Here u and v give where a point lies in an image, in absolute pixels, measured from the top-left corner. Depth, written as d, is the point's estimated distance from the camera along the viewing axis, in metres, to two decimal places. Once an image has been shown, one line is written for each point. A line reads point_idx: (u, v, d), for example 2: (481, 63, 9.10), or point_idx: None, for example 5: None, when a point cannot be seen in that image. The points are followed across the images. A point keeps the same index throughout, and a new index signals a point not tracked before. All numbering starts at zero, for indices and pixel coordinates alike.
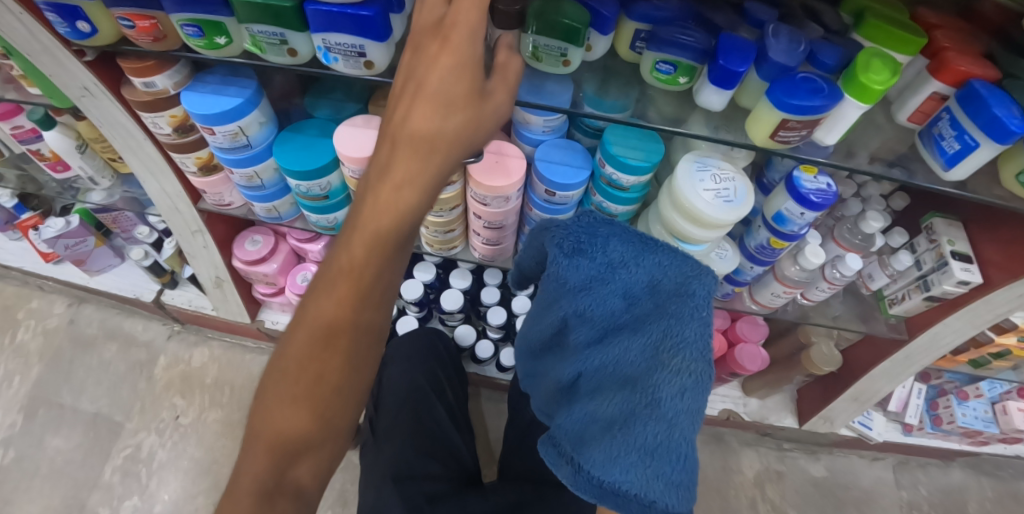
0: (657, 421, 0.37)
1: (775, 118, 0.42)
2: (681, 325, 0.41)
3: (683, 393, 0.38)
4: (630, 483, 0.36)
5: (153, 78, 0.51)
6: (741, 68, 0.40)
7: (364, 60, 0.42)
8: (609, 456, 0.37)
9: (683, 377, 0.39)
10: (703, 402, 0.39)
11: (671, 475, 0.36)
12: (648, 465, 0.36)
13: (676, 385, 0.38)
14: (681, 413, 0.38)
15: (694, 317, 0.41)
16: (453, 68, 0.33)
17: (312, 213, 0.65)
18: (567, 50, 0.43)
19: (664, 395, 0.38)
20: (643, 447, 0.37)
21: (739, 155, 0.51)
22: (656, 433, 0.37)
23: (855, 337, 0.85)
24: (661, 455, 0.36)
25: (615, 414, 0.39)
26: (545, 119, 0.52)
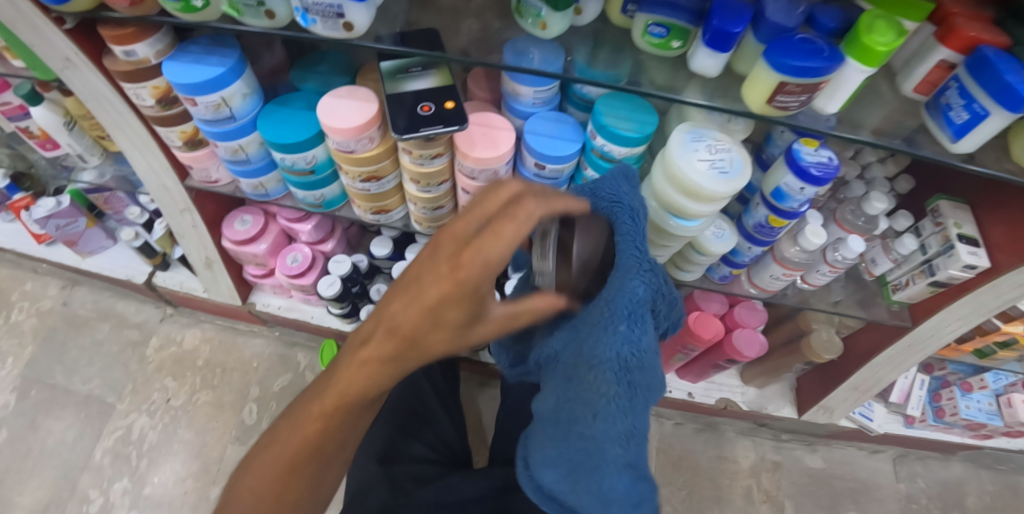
0: (584, 438, 0.36)
1: (772, 81, 0.40)
2: (604, 332, 0.36)
3: (600, 416, 0.35)
4: (566, 493, 0.39)
5: (134, 46, 0.49)
6: (737, 28, 0.38)
7: (344, 21, 0.40)
8: (546, 468, 0.39)
9: (598, 398, 0.35)
10: (631, 416, 0.35)
11: (602, 494, 0.36)
12: (580, 484, 0.37)
13: (600, 403, 0.35)
14: (609, 436, 0.35)
15: (630, 320, 0.37)
16: (452, 307, 0.31)
17: (299, 189, 0.63)
18: (544, 10, 0.41)
19: (586, 410, 0.36)
20: (570, 465, 0.37)
21: (738, 127, 0.50)
22: (580, 446, 0.36)
23: (856, 324, 0.83)
24: (594, 477, 0.36)
25: (550, 413, 0.39)
26: (536, 90, 0.50)
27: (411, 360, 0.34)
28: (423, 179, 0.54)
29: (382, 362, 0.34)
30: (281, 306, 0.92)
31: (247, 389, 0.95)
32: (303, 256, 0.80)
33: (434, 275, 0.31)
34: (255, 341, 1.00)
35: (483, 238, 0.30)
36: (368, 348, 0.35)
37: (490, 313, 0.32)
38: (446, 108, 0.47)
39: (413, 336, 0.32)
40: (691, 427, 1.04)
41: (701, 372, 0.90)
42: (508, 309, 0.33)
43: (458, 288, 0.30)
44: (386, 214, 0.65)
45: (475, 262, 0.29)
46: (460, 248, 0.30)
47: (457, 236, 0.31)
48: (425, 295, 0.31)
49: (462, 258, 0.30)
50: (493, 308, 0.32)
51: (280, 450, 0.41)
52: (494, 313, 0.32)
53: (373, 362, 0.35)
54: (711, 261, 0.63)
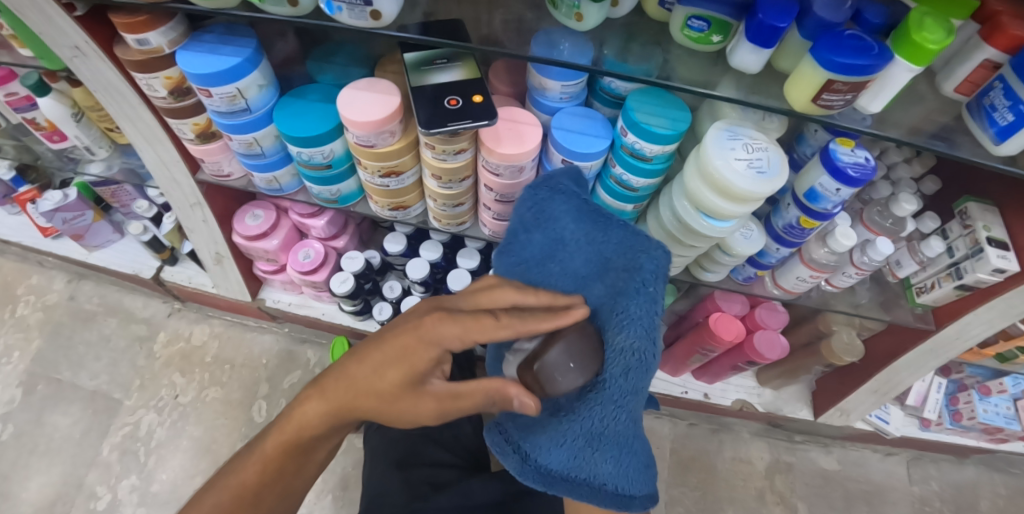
0: (600, 412, 0.44)
1: (818, 79, 0.38)
2: (626, 302, 0.43)
3: (626, 373, 0.43)
4: (574, 466, 0.44)
5: (147, 35, 0.47)
6: (782, 22, 0.36)
7: (371, 9, 0.38)
8: (560, 446, 0.45)
9: (627, 361, 0.42)
10: (645, 379, 0.44)
11: (614, 453, 0.44)
12: (591, 452, 0.44)
13: (615, 379, 0.43)
14: (625, 391, 0.43)
15: (641, 293, 0.44)
16: (400, 358, 0.38)
17: (314, 184, 0.62)
18: (580, 1, 0.39)
19: (605, 388, 0.43)
20: (588, 433, 0.44)
21: (773, 125, 0.48)
22: (598, 417, 0.44)
23: (877, 326, 0.82)
24: (599, 441, 0.44)
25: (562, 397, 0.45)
26: (564, 84, 0.48)
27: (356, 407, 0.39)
28: (445, 175, 0.53)
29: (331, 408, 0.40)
30: (292, 302, 0.90)
31: (256, 385, 0.94)
32: (315, 253, 0.78)
33: (391, 334, 0.39)
34: (264, 337, 0.99)
35: (440, 324, 0.37)
36: (323, 392, 0.41)
37: (430, 384, 0.38)
38: (473, 102, 0.45)
39: (366, 382, 0.39)
40: (705, 428, 1.02)
41: (719, 373, 0.88)
42: (444, 387, 0.38)
43: (405, 342, 0.38)
44: (404, 210, 0.63)
45: (426, 346, 0.38)
46: (419, 329, 0.38)
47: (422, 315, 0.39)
48: (383, 343, 0.39)
49: (422, 338, 0.38)
50: (433, 382, 0.38)
51: (223, 489, 0.43)
52: (433, 384, 0.38)
53: (325, 405, 0.40)
54: (737, 262, 0.62)
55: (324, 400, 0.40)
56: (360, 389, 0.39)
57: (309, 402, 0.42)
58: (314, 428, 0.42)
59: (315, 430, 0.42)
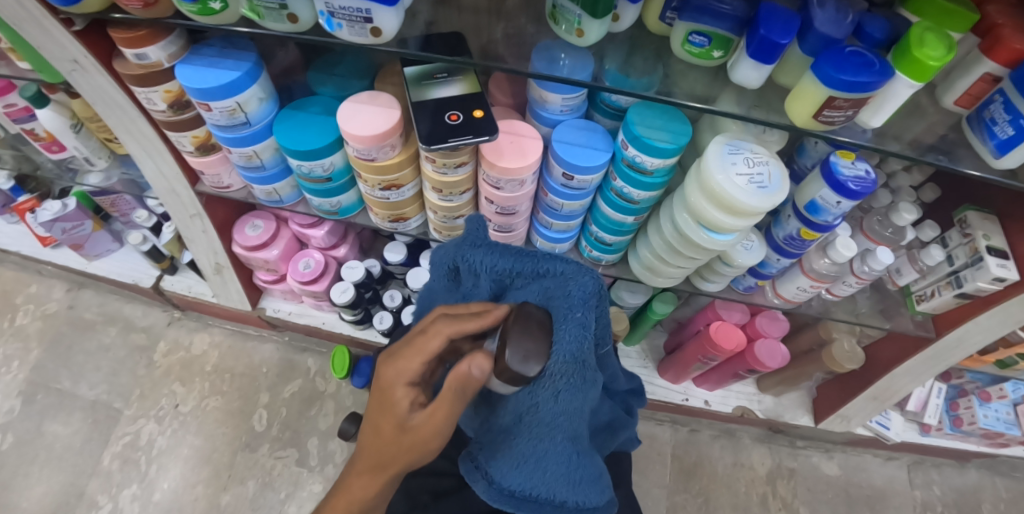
0: (542, 434, 0.42)
1: (820, 95, 0.38)
2: (561, 329, 0.38)
3: (558, 395, 0.40)
4: (534, 486, 0.43)
5: (146, 49, 0.47)
6: (784, 39, 0.36)
7: (371, 26, 0.38)
8: (516, 468, 0.43)
9: (561, 383, 0.39)
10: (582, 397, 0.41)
11: (567, 473, 0.43)
12: (548, 472, 0.43)
13: (550, 403, 0.40)
14: (558, 412, 0.41)
15: (572, 320, 0.39)
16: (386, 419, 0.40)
17: (314, 196, 0.61)
18: (582, 17, 0.39)
19: (541, 413, 0.41)
20: (537, 455, 0.43)
21: (773, 138, 0.48)
22: (542, 438, 0.42)
23: (878, 333, 0.82)
24: (550, 461, 0.43)
25: (511, 419, 0.43)
26: (565, 97, 0.48)
27: (383, 470, 0.41)
28: (445, 188, 0.53)
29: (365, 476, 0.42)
30: (292, 312, 0.90)
31: (257, 394, 0.94)
32: (315, 263, 0.79)
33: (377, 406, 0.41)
34: (264, 345, 0.98)
35: (397, 362, 0.40)
36: (356, 466, 0.43)
37: (416, 423, 0.39)
38: (474, 117, 0.45)
39: (376, 449, 0.41)
40: (707, 434, 1.02)
41: (720, 380, 0.88)
42: (432, 423, 0.38)
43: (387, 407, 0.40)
44: (404, 222, 0.63)
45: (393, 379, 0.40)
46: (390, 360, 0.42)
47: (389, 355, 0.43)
48: (376, 421, 0.41)
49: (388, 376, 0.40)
50: (418, 421, 0.39)
51: None
52: (419, 424, 0.38)
53: (363, 474, 0.42)
54: (737, 273, 0.62)
55: (363, 468, 0.42)
56: (374, 454, 0.41)
57: (352, 480, 0.43)
58: (363, 500, 0.42)
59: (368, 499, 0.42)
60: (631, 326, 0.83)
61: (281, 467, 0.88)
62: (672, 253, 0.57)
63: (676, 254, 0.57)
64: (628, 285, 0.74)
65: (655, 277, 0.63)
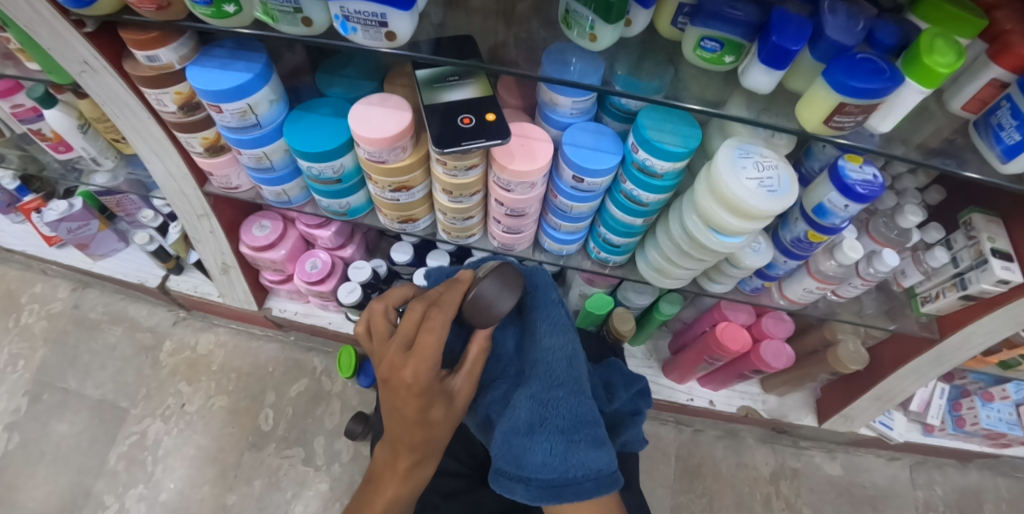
0: (565, 404, 0.48)
1: (831, 101, 0.39)
2: (544, 312, 0.53)
3: (568, 363, 0.50)
4: (569, 465, 0.44)
5: (157, 51, 0.47)
6: (796, 45, 0.36)
7: (386, 30, 0.38)
8: (551, 454, 0.45)
9: (566, 353, 0.51)
10: (582, 365, 0.52)
11: (591, 437, 0.47)
12: (577, 443, 0.46)
13: (562, 372, 0.49)
14: (571, 380, 0.50)
15: (550, 303, 0.53)
16: (419, 407, 0.43)
17: (323, 197, 0.62)
18: (594, 21, 0.39)
19: (559, 390, 0.48)
20: (565, 431, 0.46)
21: (782, 142, 0.49)
22: (563, 413, 0.47)
23: (882, 335, 0.82)
24: (578, 432, 0.47)
25: (530, 413, 0.47)
26: (575, 100, 0.49)
27: (431, 445, 0.45)
28: (456, 190, 0.53)
29: (416, 459, 0.45)
30: (297, 311, 0.91)
31: (262, 394, 0.94)
32: (322, 263, 0.79)
33: (401, 399, 0.43)
34: (270, 344, 0.99)
35: (414, 362, 0.42)
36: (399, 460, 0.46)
37: (456, 386, 0.45)
38: (486, 120, 0.45)
39: (420, 437, 0.44)
40: (711, 434, 1.03)
41: (725, 381, 0.88)
42: (468, 377, 0.46)
43: (419, 396, 0.42)
44: (412, 223, 0.63)
45: (417, 378, 0.41)
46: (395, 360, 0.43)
47: (392, 363, 0.43)
48: (407, 415, 0.43)
49: (407, 379, 0.42)
50: (457, 383, 0.45)
51: None
52: (459, 385, 0.45)
53: (412, 463, 0.45)
54: (745, 274, 0.62)
55: (403, 459, 0.45)
56: (416, 443, 0.45)
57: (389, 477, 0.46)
58: (404, 484, 0.46)
59: (407, 489, 0.46)
60: (637, 326, 0.84)
61: (287, 466, 0.89)
62: (679, 254, 0.57)
63: (684, 255, 0.57)
64: (634, 286, 0.74)
65: (663, 278, 0.63)
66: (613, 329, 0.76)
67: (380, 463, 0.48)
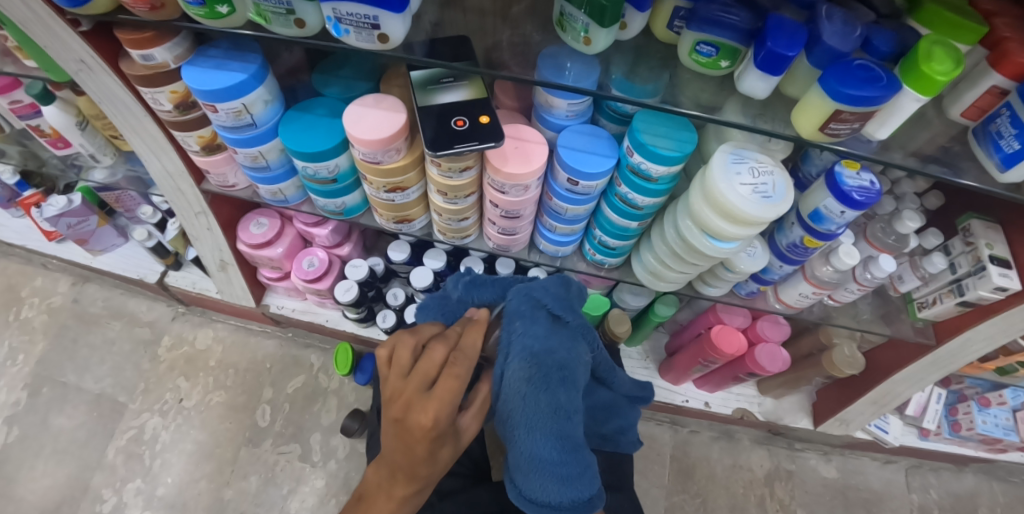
0: (526, 432, 0.43)
1: (826, 108, 0.39)
2: (522, 325, 0.46)
3: (528, 393, 0.43)
4: (534, 488, 0.43)
5: (152, 50, 0.47)
6: (791, 52, 0.36)
7: (379, 33, 0.38)
8: (521, 473, 0.44)
9: (530, 380, 0.43)
10: (561, 392, 0.44)
11: (561, 466, 0.43)
12: (541, 472, 0.43)
13: (519, 403, 0.43)
14: (534, 407, 0.43)
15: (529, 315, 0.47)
16: (428, 450, 0.41)
17: (319, 197, 0.61)
18: (589, 25, 0.39)
19: (523, 420, 0.43)
20: (529, 457, 0.43)
21: (778, 147, 0.49)
22: (525, 440, 0.43)
23: (879, 339, 0.82)
24: (547, 462, 0.43)
25: (505, 431, 0.45)
26: (570, 103, 0.48)
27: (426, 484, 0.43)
28: (450, 192, 0.52)
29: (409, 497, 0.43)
30: (296, 308, 0.91)
31: (260, 390, 0.95)
32: (319, 261, 0.79)
33: (413, 441, 0.41)
34: (268, 341, 0.99)
35: (432, 404, 0.40)
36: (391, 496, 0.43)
37: (463, 424, 0.46)
38: (480, 123, 0.45)
39: (420, 476, 0.42)
40: (706, 435, 1.03)
41: (721, 383, 0.88)
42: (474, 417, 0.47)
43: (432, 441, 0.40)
44: (408, 223, 0.63)
45: (435, 422, 0.40)
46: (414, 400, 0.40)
47: (409, 401, 0.41)
48: (415, 456, 0.41)
49: (426, 422, 0.40)
50: (465, 421, 0.46)
51: None
52: (466, 424, 0.46)
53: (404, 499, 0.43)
54: (740, 279, 0.61)
55: (404, 478, 0.43)
56: (416, 480, 0.43)
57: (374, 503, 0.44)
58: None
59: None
60: (633, 327, 0.83)
61: (284, 462, 0.89)
62: (674, 258, 0.57)
63: (678, 259, 0.57)
64: (630, 288, 0.74)
65: (657, 281, 0.63)
66: (609, 330, 0.76)
67: (368, 486, 0.46)
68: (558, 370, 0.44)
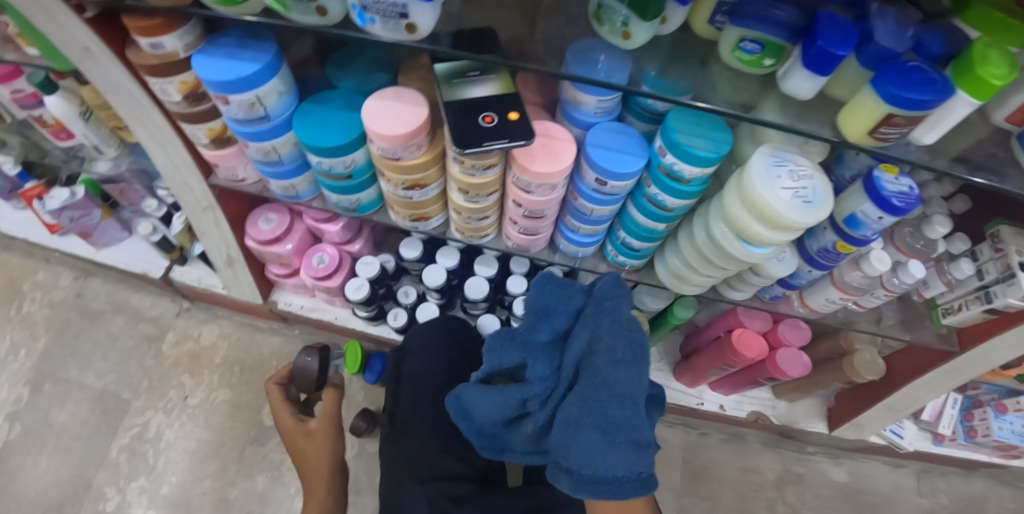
0: (609, 396, 0.40)
1: (878, 112, 0.37)
2: (608, 305, 0.46)
3: (619, 362, 0.42)
4: (610, 464, 0.38)
5: (162, 39, 0.44)
6: (842, 51, 0.34)
7: (407, 22, 0.35)
8: (591, 449, 0.38)
9: (615, 349, 0.42)
10: (641, 367, 0.43)
11: (635, 437, 0.39)
12: (617, 443, 0.38)
13: (610, 364, 0.41)
14: (623, 378, 0.41)
15: (612, 298, 0.47)
16: None
17: (334, 193, 0.59)
18: (629, 18, 0.36)
19: (599, 388, 0.40)
20: (605, 425, 0.39)
21: (816, 149, 0.47)
22: (606, 404, 0.40)
23: (898, 344, 0.80)
24: (619, 432, 0.39)
25: (577, 410, 0.40)
26: (599, 100, 0.46)
27: None
28: (472, 190, 0.50)
29: None
30: (304, 306, 0.89)
31: (266, 388, 0.93)
32: (330, 258, 0.77)
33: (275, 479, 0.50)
34: (274, 338, 0.97)
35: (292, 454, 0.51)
36: None
37: None
38: (509, 120, 0.43)
39: None
40: (717, 437, 1.02)
41: (737, 386, 0.86)
42: None
43: None
44: (425, 221, 0.61)
45: None
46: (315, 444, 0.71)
47: None
48: None
49: None
50: None
51: None
52: None
53: None
54: (767, 283, 0.59)
55: None
56: None
57: None
58: None
59: None
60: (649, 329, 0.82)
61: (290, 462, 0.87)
62: (702, 261, 0.55)
63: (706, 262, 0.55)
64: (648, 289, 0.73)
65: (682, 284, 0.61)
66: None
67: None
68: (641, 351, 0.44)
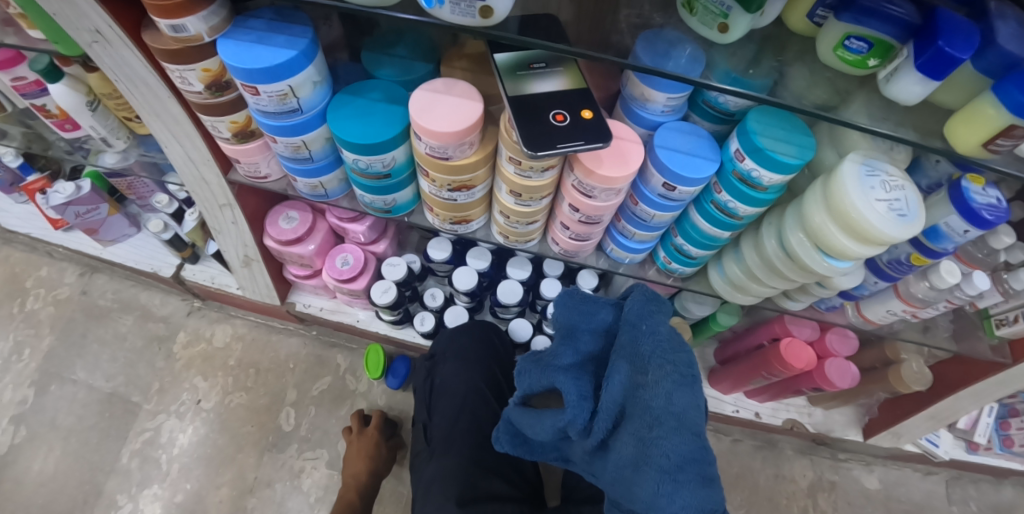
0: (668, 435, 0.36)
1: (1000, 123, 0.33)
2: (643, 324, 0.42)
3: (670, 395, 0.38)
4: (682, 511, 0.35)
5: (185, 20, 0.38)
6: (965, 54, 0.30)
7: (481, 6, 0.31)
8: (657, 495, 0.35)
9: (664, 380, 0.38)
10: (693, 394, 0.39)
11: (698, 474, 0.36)
12: (685, 484, 0.35)
13: (661, 397, 0.38)
14: (675, 413, 0.37)
15: (647, 315, 0.42)
16: None
17: (368, 193, 0.55)
18: (731, 9, 0.32)
19: (655, 428, 0.37)
20: (670, 467, 0.36)
21: (901, 156, 0.43)
22: (664, 445, 0.36)
23: (945, 354, 0.77)
24: (683, 470, 0.36)
25: (633, 449, 0.37)
26: (671, 97, 0.42)
27: None
28: (526, 193, 0.46)
29: None
30: (324, 307, 0.85)
31: (283, 392, 0.89)
32: (354, 259, 0.73)
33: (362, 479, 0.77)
34: (291, 339, 0.93)
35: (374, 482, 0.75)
36: None
37: None
38: (582, 118, 0.39)
39: None
40: (749, 444, 0.99)
41: (777, 394, 0.83)
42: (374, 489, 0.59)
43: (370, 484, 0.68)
44: (465, 224, 0.57)
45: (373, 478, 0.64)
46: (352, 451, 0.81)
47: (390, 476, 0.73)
48: None
49: None
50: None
51: None
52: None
53: None
54: (830, 295, 0.56)
55: None
56: None
57: None
58: None
59: None
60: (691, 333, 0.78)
61: (310, 469, 0.84)
62: (766, 271, 0.52)
63: (771, 272, 0.51)
64: (693, 296, 0.69)
65: (738, 294, 0.58)
66: None
67: None
68: (690, 373, 0.40)
